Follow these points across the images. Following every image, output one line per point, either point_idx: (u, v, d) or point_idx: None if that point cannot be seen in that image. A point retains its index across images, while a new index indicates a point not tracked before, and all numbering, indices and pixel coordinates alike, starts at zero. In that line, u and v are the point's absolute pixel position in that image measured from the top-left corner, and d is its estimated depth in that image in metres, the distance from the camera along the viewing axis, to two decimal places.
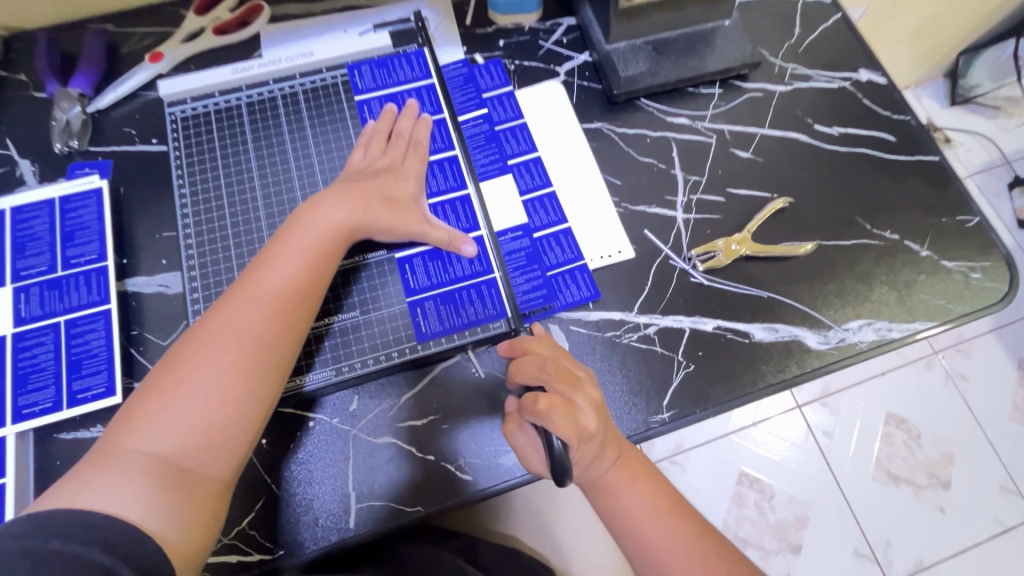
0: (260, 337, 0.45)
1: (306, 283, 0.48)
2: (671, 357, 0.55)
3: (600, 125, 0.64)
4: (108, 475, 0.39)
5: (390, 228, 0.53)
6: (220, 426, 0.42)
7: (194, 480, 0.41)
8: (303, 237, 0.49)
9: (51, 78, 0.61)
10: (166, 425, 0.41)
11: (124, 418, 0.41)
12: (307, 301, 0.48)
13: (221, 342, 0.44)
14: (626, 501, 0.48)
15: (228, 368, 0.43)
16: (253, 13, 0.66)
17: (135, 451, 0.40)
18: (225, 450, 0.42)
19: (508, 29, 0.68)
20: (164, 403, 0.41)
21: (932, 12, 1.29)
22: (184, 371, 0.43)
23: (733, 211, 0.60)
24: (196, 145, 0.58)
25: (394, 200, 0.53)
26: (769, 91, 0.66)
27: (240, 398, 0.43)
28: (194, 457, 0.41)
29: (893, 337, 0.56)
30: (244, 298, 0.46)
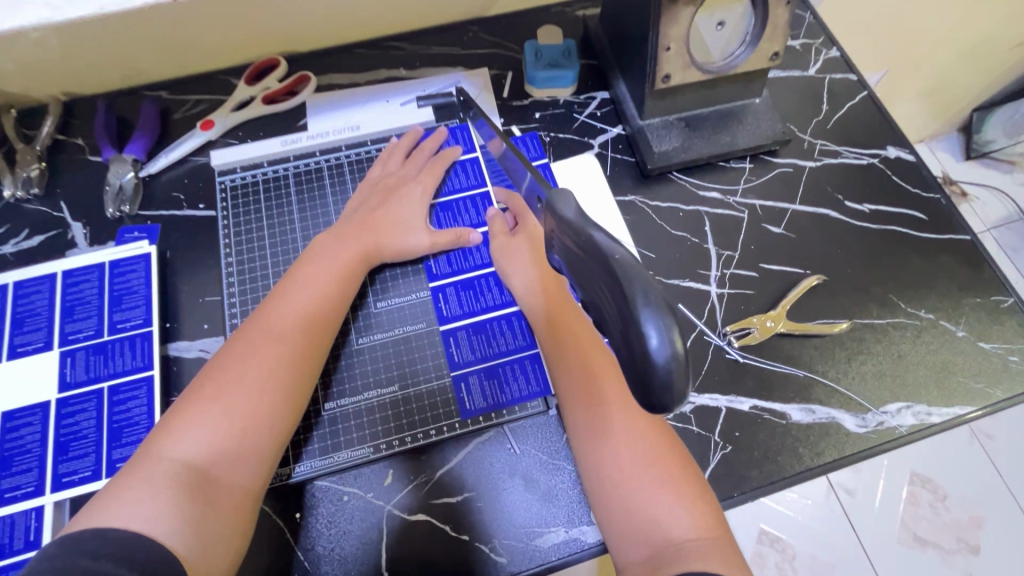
0: (292, 347, 0.47)
1: (334, 301, 0.51)
2: (708, 437, 0.54)
3: (634, 198, 0.65)
4: (138, 484, 0.39)
5: (406, 248, 0.57)
6: (252, 432, 0.43)
7: (221, 491, 0.41)
8: (333, 259, 0.53)
9: (108, 144, 0.64)
10: (199, 433, 0.42)
11: (157, 431, 0.42)
12: (333, 316, 0.51)
13: (256, 350, 0.46)
14: (594, 407, 0.47)
15: (264, 374, 0.45)
16: (300, 83, 0.69)
17: (164, 458, 0.40)
18: (255, 458, 0.43)
19: (544, 102, 0.70)
20: (197, 410, 0.43)
21: (944, 74, 1.33)
22: (221, 379, 0.44)
23: (766, 287, 0.61)
24: (244, 212, 0.60)
25: (407, 219, 0.58)
26: (799, 167, 0.67)
27: (274, 405, 0.45)
28: (223, 464, 0.42)
29: (933, 422, 0.56)
30: (276, 312, 0.49)
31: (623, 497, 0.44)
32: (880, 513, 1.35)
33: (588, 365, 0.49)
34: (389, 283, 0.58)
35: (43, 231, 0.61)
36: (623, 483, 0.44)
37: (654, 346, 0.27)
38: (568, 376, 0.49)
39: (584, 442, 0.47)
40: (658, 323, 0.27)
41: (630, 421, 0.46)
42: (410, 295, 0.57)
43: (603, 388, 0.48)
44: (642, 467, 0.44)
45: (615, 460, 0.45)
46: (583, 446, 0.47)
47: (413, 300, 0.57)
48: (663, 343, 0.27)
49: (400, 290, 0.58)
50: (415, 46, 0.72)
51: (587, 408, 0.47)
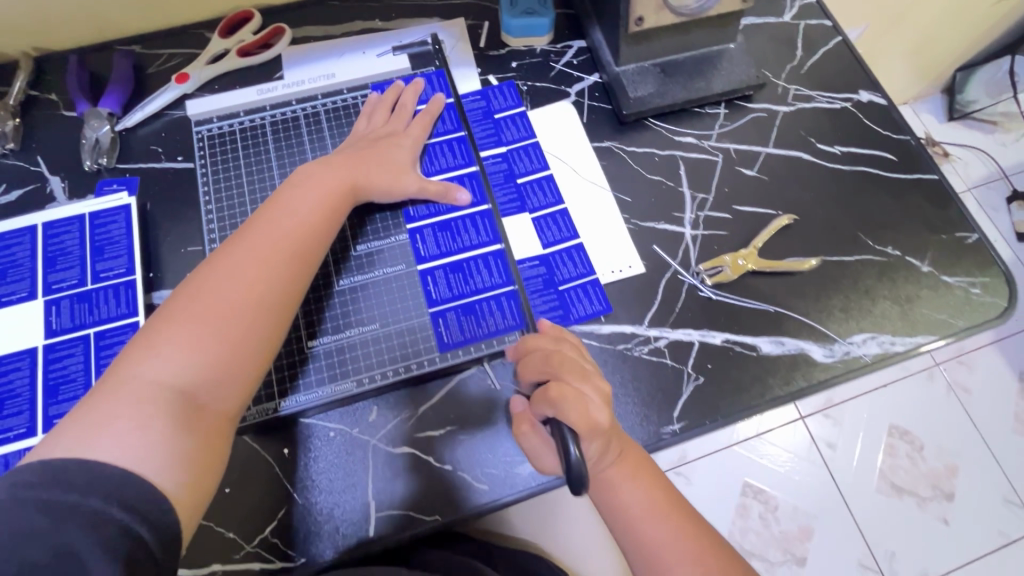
0: (273, 279, 0.48)
1: (315, 232, 0.51)
2: (681, 369, 0.56)
3: (610, 144, 0.66)
4: (120, 406, 0.40)
5: (390, 192, 0.57)
6: (233, 359, 0.44)
7: (203, 414, 0.43)
8: (313, 191, 0.53)
9: (81, 98, 0.63)
10: (179, 361, 0.42)
11: (134, 354, 0.43)
12: (314, 248, 0.51)
13: (235, 281, 0.46)
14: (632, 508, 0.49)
15: (245, 302, 0.46)
16: (275, 36, 0.69)
17: (143, 381, 0.41)
18: (237, 383, 0.45)
19: (521, 51, 0.70)
20: (174, 335, 0.43)
21: (927, 32, 1.33)
22: (198, 310, 0.45)
23: (739, 228, 0.62)
24: (222, 162, 0.60)
25: (392, 164, 0.57)
26: (773, 112, 0.68)
27: (254, 337, 0.46)
28: (205, 388, 0.43)
29: (896, 351, 0.58)
30: (258, 242, 0.49)
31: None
32: (860, 465, 1.40)
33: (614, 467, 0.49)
34: (370, 228, 0.59)
35: (22, 186, 0.61)
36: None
37: None
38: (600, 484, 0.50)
39: (625, 535, 0.49)
40: None
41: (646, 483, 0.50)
42: (390, 239, 0.58)
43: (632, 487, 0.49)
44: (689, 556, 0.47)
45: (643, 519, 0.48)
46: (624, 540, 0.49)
47: (393, 244, 0.58)
48: None
49: (381, 235, 0.58)
50: None
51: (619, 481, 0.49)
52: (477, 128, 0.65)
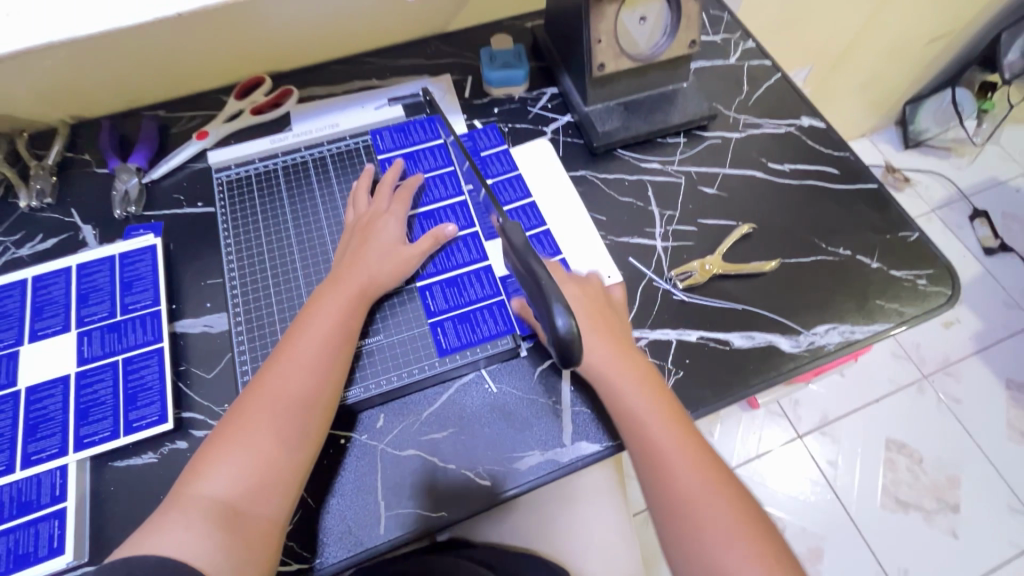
0: (306, 390, 0.51)
1: (342, 341, 0.55)
2: (661, 365, 0.61)
3: (584, 173, 0.74)
4: (176, 523, 0.44)
5: (391, 274, 0.60)
6: (272, 468, 0.48)
7: (249, 522, 0.46)
8: (337, 301, 0.56)
9: (113, 155, 0.71)
10: (225, 475, 0.47)
11: (189, 473, 0.48)
12: (341, 356, 0.54)
13: (271, 395, 0.50)
14: (660, 452, 0.52)
15: (278, 415, 0.50)
16: (284, 96, 0.78)
17: (198, 497, 0.46)
18: (278, 491, 0.48)
19: (501, 99, 0.80)
20: (223, 452, 0.48)
21: (870, 71, 1.48)
22: (241, 423, 0.49)
23: (705, 238, 0.69)
24: (239, 202, 0.67)
25: (383, 250, 0.61)
26: (726, 138, 0.77)
27: (287, 445, 0.49)
28: (249, 499, 0.47)
29: (857, 338, 0.64)
30: (290, 355, 0.53)
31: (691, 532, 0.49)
32: (862, 481, 1.41)
33: (646, 410, 0.54)
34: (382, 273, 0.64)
35: (56, 234, 0.68)
36: (694, 518, 0.49)
37: (560, 324, 0.43)
38: (632, 428, 0.54)
39: (668, 518, 0.50)
40: (563, 310, 0.43)
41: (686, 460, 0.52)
42: None
43: (664, 429, 0.52)
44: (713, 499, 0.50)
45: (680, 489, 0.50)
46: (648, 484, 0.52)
47: None
48: (565, 320, 0.43)
49: None
50: (386, 61, 0.83)
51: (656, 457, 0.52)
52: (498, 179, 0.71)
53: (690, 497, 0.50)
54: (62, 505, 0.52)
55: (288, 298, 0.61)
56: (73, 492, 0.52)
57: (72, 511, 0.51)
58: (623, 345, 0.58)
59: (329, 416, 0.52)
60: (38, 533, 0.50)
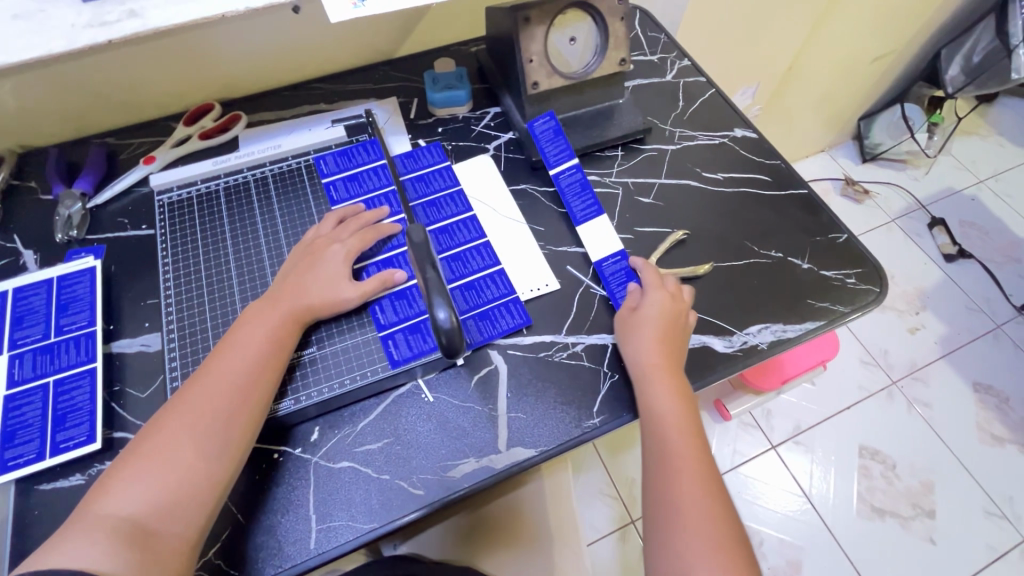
0: (232, 407, 0.51)
1: (271, 358, 0.55)
2: (597, 369, 0.62)
3: (526, 186, 0.76)
4: (78, 541, 0.43)
5: (330, 297, 0.60)
6: (189, 484, 0.48)
7: (157, 541, 0.45)
8: (271, 320, 0.57)
9: (58, 181, 0.72)
10: (137, 490, 0.46)
11: (99, 490, 0.47)
12: (269, 374, 0.54)
13: (192, 410, 0.50)
14: (674, 458, 0.54)
15: (197, 430, 0.50)
16: (233, 121, 0.80)
17: (105, 515, 0.45)
18: (194, 507, 0.47)
19: (445, 118, 0.82)
20: (137, 468, 0.47)
21: (820, 88, 1.54)
22: (158, 439, 0.49)
23: (641, 245, 0.71)
24: (179, 223, 0.67)
25: (326, 274, 0.61)
26: (663, 150, 0.80)
27: (205, 460, 0.49)
28: (161, 517, 0.46)
29: (788, 337, 0.65)
30: (217, 372, 0.53)
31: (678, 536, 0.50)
32: (838, 490, 1.40)
33: (673, 419, 0.56)
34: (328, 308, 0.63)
35: None
36: (687, 526, 0.50)
37: (440, 319, 0.49)
38: (655, 434, 0.56)
39: (661, 530, 0.51)
40: (442, 305, 0.50)
41: (696, 478, 0.53)
42: None
43: (680, 441, 0.55)
44: (708, 519, 0.51)
45: (681, 503, 0.51)
46: (652, 486, 0.54)
47: None
48: (445, 315, 0.50)
49: None
50: (334, 86, 0.86)
51: (663, 469, 0.54)
52: (571, 200, 0.73)
53: (688, 508, 0.51)
54: None
55: (224, 315, 0.62)
56: None
57: None
58: (674, 359, 0.59)
59: (253, 434, 0.52)
60: None
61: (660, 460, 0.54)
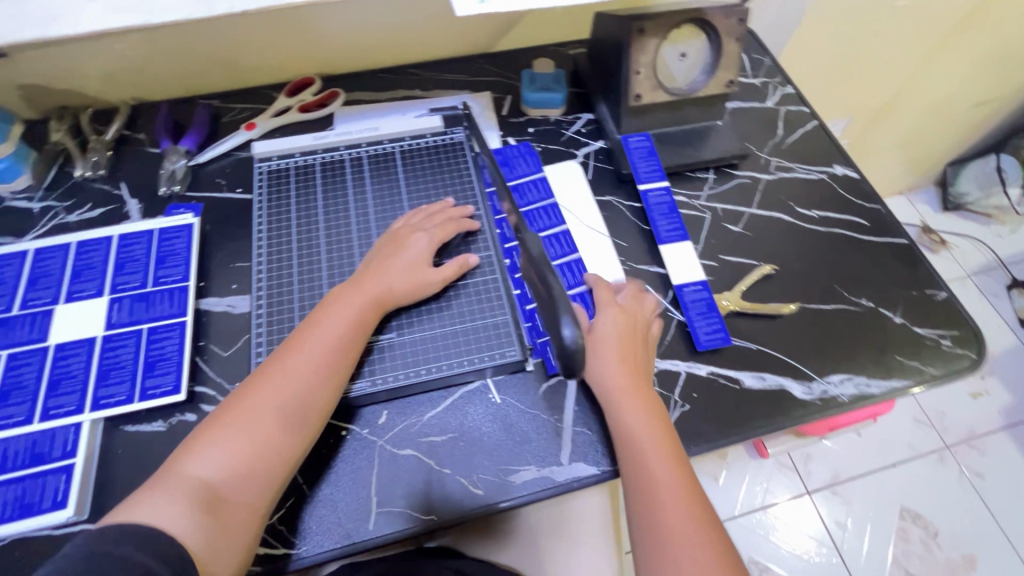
0: (310, 389, 0.53)
1: (352, 345, 0.56)
2: (667, 397, 0.61)
3: (611, 199, 0.75)
4: (160, 497, 0.46)
5: (414, 290, 0.60)
6: (263, 457, 0.49)
7: (230, 508, 0.47)
8: (355, 305, 0.57)
9: (165, 137, 0.75)
10: (217, 457, 0.48)
11: (182, 450, 0.49)
12: (347, 360, 0.55)
13: (274, 387, 0.52)
14: (650, 468, 0.52)
15: (277, 408, 0.51)
16: (331, 98, 0.82)
17: (188, 476, 0.47)
18: (265, 480, 0.49)
19: (538, 119, 0.82)
20: (218, 436, 0.49)
21: (912, 128, 1.47)
22: (241, 411, 0.51)
23: (725, 274, 0.69)
24: (275, 191, 0.69)
25: (410, 263, 0.61)
26: (756, 179, 0.78)
27: (280, 437, 0.50)
28: (234, 484, 0.48)
29: (872, 392, 0.62)
30: (300, 351, 0.54)
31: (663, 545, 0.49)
32: (871, 548, 1.35)
33: (642, 431, 0.54)
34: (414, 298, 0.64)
35: (103, 205, 0.71)
36: (669, 534, 0.49)
37: (568, 334, 0.44)
38: (627, 452, 0.54)
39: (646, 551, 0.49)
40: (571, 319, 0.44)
41: (682, 496, 0.51)
42: None
43: (660, 459, 0.52)
44: (694, 525, 0.49)
45: (667, 523, 0.49)
46: (635, 505, 0.51)
47: None
48: (572, 331, 0.44)
49: None
50: (430, 73, 0.86)
51: (646, 490, 0.51)
52: (658, 219, 0.71)
53: (670, 516, 0.49)
54: (72, 461, 0.54)
55: (311, 289, 0.63)
56: (84, 450, 0.54)
57: (80, 468, 0.53)
58: (639, 377, 0.57)
59: (326, 415, 0.53)
60: (45, 484, 0.52)
61: (636, 471, 0.52)
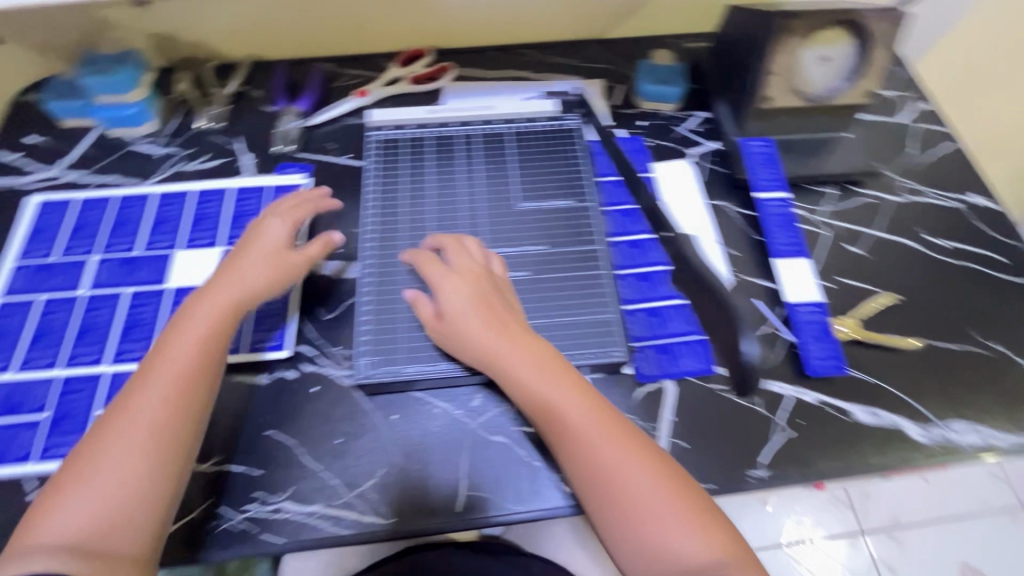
0: (170, 417, 0.47)
1: (192, 360, 0.50)
2: (770, 420, 0.58)
3: (723, 204, 0.71)
4: (32, 557, 0.42)
5: (245, 293, 0.55)
6: (139, 493, 0.45)
7: (106, 555, 0.43)
8: (198, 325, 0.52)
9: (282, 97, 0.77)
10: (81, 507, 0.44)
11: (47, 505, 0.45)
12: (178, 377, 0.49)
13: (123, 415, 0.47)
14: (601, 452, 0.48)
15: (130, 435, 0.46)
16: (440, 72, 0.81)
17: (54, 530, 0.43)
18: (141, 519, 0.44)
19: (650, 113, 0.78)
20: (83, 481, 0.45)
21: None
22: (98, 448, 0.46)
23: (840, 299, 0.65)
24: (387, 161, 0.69)
25: (265, 253, 0.58)
26: (882, 200, 0.72)
27: (155, 468, 0.46)
28: (106, 531, 0.43)
29: (999, 445, 0.57)
30: (151, 383, 0.48)
31: (632, 530, 0.46)
32: None
33: (582, 422, 0.49)
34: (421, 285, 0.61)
35: (219, 157, 0.73)
36: (648, 524, 0.46)
37: (750, 356, 0.57)
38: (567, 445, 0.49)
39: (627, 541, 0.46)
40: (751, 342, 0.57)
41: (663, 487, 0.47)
42: (514, 250, 0.63)
43: (613, 446, 0.48)
44: (671, 505, 0.46)
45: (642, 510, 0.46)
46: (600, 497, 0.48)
47: (518, 254, 0.63)
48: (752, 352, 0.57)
49: (511, 244, 0.63)
50: (540, 55, 0.84)
51: (608, 481, 0.47)
52: (773, 230, 0.67)
53: (641, 506, 0.46)
54: None
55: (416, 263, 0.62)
56: None
57: None
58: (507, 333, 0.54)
59: (188, 439, 0.48)
60: None
61: (584, 466, 0.48)
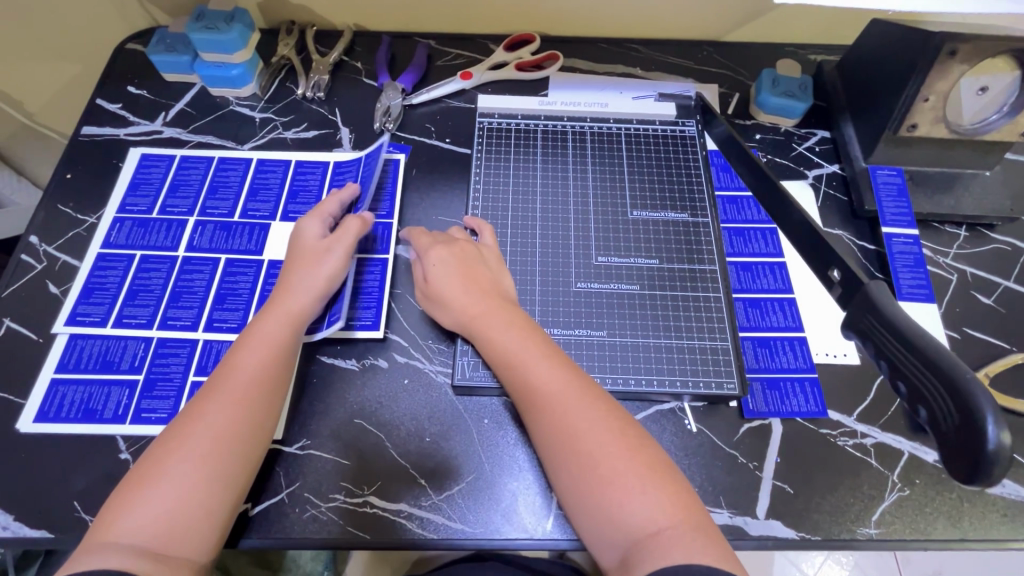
0: (239, 422, 0.46)
1: (259, 365, 0.49)
2: (886, 475, 0.53)
3: (842, 233, 0.67)
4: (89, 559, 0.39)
5: (300, 289, 0.53)
6: (207, 501, 0.43)
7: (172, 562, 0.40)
8: (268, 330, 0.51)
9: (384, 71, 0.74)
10: (145, 513, 0.41)
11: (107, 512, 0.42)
12: (248, 382, 0.48)
13: (196, 419, 0.45)
14: (577, 420, 0.46)
15: (200, 439, 0.44)
16: (548, 60, 0.76)
17: (116, 533, 0.40)
18: (207, 526, 0.43)
19: (766, 126, 0.74)
20: (148, 484, 0.42)
21: None
22: (165, 452, 0.44)
23: (966, 351, 0.60)
24: (495, 151, 0.66)
25: (309, 255, 0.55)
26: (1018, 247, 0.66)
27: (224, 473, 0.44)
28: (170, 536, 0.41)
29: None
30: (220, 387, 0.47)
31: (611, 519, 0.43)
32: None
33: (575, 415, 0.46)
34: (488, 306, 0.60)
35: (317, 128, 0.71)
36: (647, 531, 0.41)
37: None
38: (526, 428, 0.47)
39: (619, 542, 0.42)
40: None
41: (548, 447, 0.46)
42: (626, 261, 0.60)
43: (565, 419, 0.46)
44: (664, 499, 0.43)
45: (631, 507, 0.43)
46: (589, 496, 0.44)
47: (630, 265, 0.60)
48: None
49: (623, 254, 0.60)
50: (653, 53, 0.79)
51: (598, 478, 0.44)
52: (900, 270, 0.63)
53: (630, 501, 0.43)
54: None
55: (522, 262, 0.60)
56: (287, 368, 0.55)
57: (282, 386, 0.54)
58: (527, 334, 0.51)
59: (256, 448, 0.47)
60: None
61: (574, 462, 0.45)
